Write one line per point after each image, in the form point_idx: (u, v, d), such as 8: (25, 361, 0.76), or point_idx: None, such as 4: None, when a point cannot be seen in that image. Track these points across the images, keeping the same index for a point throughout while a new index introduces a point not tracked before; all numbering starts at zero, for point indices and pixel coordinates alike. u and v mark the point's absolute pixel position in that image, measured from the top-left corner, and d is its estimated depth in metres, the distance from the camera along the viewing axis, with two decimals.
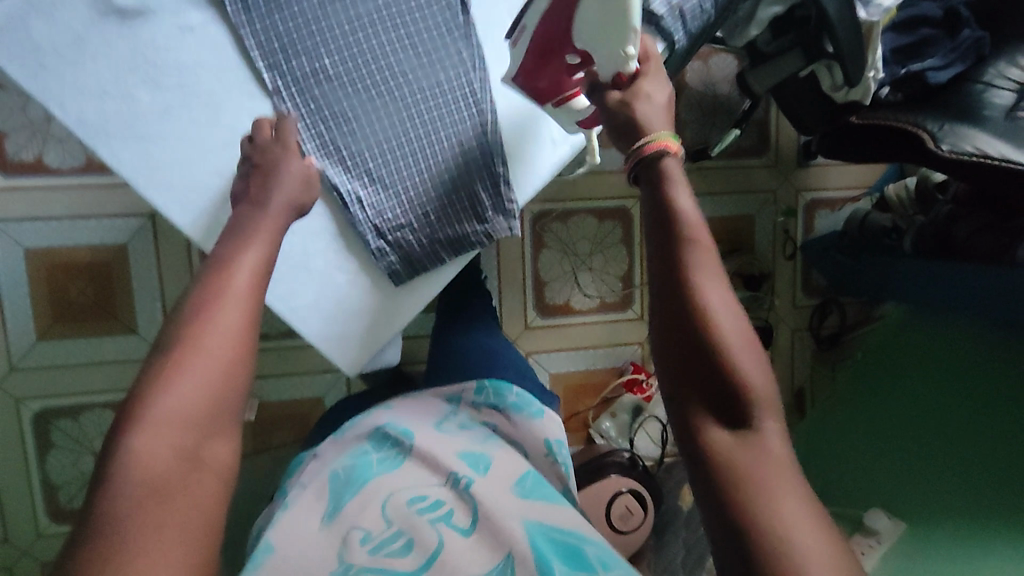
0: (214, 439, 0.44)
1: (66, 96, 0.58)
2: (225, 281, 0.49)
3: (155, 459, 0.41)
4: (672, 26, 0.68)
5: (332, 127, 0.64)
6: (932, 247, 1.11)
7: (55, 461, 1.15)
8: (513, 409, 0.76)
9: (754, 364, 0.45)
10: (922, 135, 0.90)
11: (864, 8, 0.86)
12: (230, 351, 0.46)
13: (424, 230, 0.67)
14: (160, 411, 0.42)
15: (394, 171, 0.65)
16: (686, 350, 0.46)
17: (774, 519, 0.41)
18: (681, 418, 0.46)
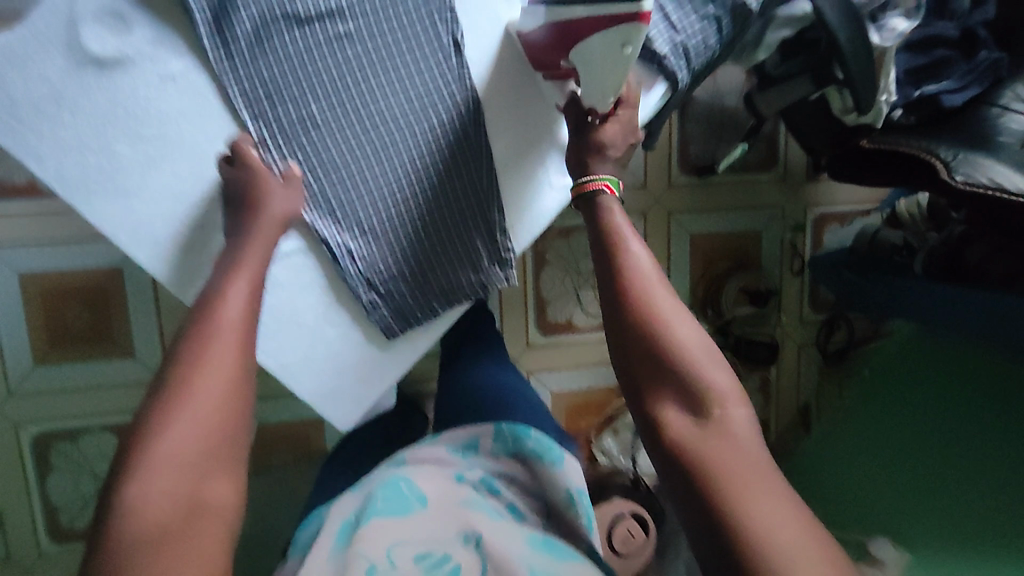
0: (217, 478, 0.46)
1: (46, 154, 0.56)
2: (218, 317, 0.51)
3: (165, 503, 0.44)
4: (676, 66, 0.65)
5: (321, 177, 0.62)
6: (942, 270, 1.08)
7: (55, 484, 1.14)
8: (534, 458, 0.74)
9: (702, 358, 0.51)
10: (934, 163, 0.86)
11: (878, 33, 0.82)
12: (224, 391, 0.48)
13: (417, 281, 0.66)
14: (160, 455, 0.45)
15: (387, 221, 0.64)
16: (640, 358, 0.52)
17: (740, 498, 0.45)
18: (645, 422, 0.51)
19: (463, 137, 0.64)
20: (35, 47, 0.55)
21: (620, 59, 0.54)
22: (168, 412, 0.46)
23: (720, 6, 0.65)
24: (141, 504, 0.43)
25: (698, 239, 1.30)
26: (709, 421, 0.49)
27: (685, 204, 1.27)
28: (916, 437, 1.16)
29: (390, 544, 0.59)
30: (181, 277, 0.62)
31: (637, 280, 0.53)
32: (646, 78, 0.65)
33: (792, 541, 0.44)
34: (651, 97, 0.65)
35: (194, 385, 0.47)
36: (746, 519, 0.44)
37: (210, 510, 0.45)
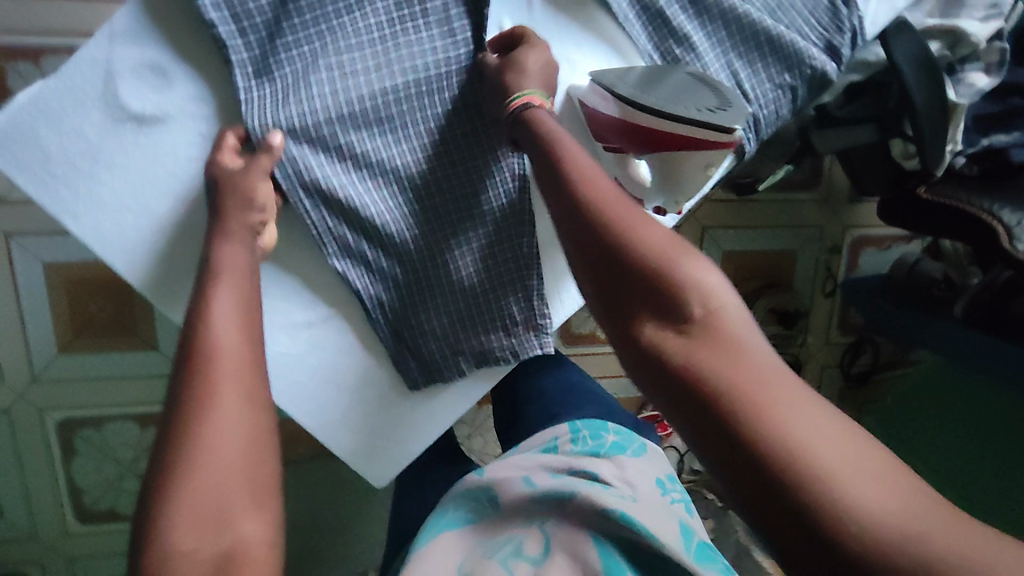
0: (246, 514, 0.40)
1: (82, 209, 0.54)
2: (212, 340, 0.46)
3: (199, 553, 0.37)
4: (746, 139, 0.61)
5: (355, 228, 0.60)
6: (985, 321, 1.04)
7: (80, 467, 1.17)
8: (614, 449, 0.63)
9: (671, 246, 0.40)
10: (994, 225, 0.83)
11: (954, 86, 0.78)
12: (242, 423, 0.43)
13: (447, 338, 0.63)
14: (184, 502, 0.39)
15: (420, 278, 0.62)
16: (599, 277, 0.42)
17: (748, 392, 0.34)
18: (627, 350, 0.40)
19: (510, 201, 0.62)
20: (71, 99, 0.52)
21: (701, 173, 0.54)
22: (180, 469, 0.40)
23: (798, 75, 0.62)
24: (169, 564, 0.37)
25: (731, 256, 1.27)
26: (697, 328, 0.38)
27: (722, 217, 1.24)
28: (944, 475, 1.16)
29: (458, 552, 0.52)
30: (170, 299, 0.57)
31: (586, 182, 0.45)
32: None
33: (831, 449, 0.32)
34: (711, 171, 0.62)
35: (208, 420, 0.42)
36: (760, 418, 0.33)
37: (244, 558, 0.39)
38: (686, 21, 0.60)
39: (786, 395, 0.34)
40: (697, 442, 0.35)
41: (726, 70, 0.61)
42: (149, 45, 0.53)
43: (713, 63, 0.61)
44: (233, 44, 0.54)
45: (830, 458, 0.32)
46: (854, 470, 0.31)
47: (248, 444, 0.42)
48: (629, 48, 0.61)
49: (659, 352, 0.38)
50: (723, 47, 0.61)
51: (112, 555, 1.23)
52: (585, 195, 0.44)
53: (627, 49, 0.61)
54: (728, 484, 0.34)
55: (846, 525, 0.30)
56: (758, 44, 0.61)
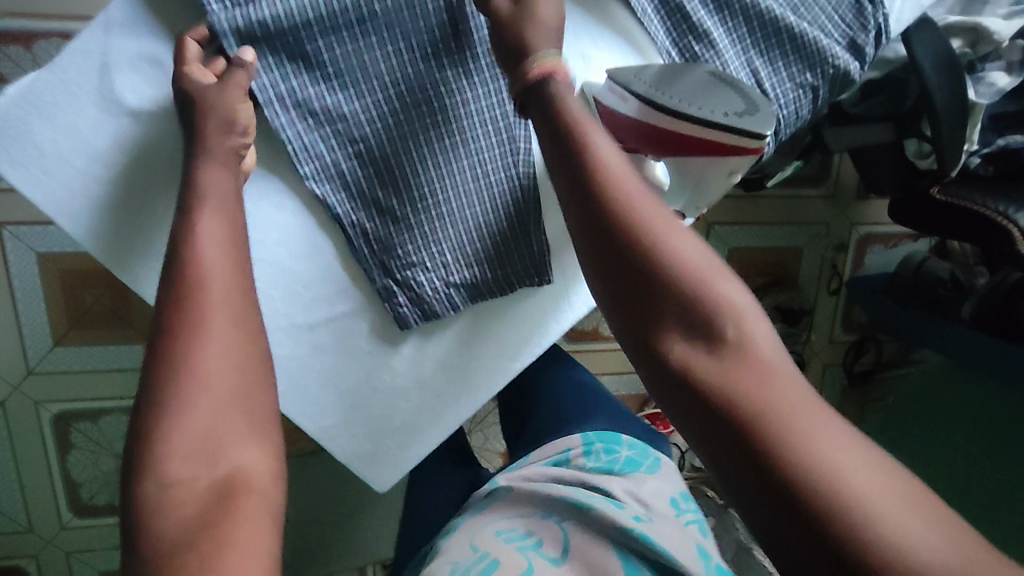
0: (239, 445, 0.38)
1: (77, 207, 0.51)
2: (198, 266, 0.42)
3: (187, 494, 0.35)
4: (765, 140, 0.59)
5: (334, 146, 0.54)
6: (992, 323, 1.03)
7: (76, 461, 1.15)
8: (627, 462, 0.62)
9: (701, 268, 0.40)
10: (1008, 227, 0.81)
11: (974, 85, 0.76)
12: (232, 350, 0.40)
13: (437, 271, 0.58)
14: (177, 429, 0.36)
15: (408, 207, 0.57)
16: (626, 293, 0.41)
17: (782, 422, 0.35)
18: (652, 368, 0.39)
19: (506, 120, 0.57)
20: (67, 91, 0.50)
21: (723, 178, 0.55)
22: (166, 400, 0.37)
23: (820, 75, 0.60)
24: (163, 494, 0.35)
25: (737, 253, 1.25)
26: (729, 353, 0.38)
27: (729, 213, 1.22)
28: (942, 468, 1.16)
29: (473, 538, 0.53)
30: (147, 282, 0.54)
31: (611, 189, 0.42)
32: None
33: (870, 483, 0.33)
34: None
35: (197, 344, 0.39)
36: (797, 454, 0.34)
37: (241, 485, 0.36)
38: (706, 17, 0.59)
39: (818, 430, 0.35)
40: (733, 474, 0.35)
41: (746, 69, 0.59)
42: (146, 37, 0.51)
43: (733, 61, 0.59)
44: (228, 17, 0.50)
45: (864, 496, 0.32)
46: (887, 507, 0.32)
47: (241, 373, 0.40)
48: (646, 42, 0.59)
49: (692, 376, 0.38)
50: (743, 45, 0.59)
51: (108, 549, 1.21)
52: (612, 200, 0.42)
53: (644, 44, 0.59)
54: (755, 511, 0.34)
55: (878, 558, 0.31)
56: (780, 41, 0.59)
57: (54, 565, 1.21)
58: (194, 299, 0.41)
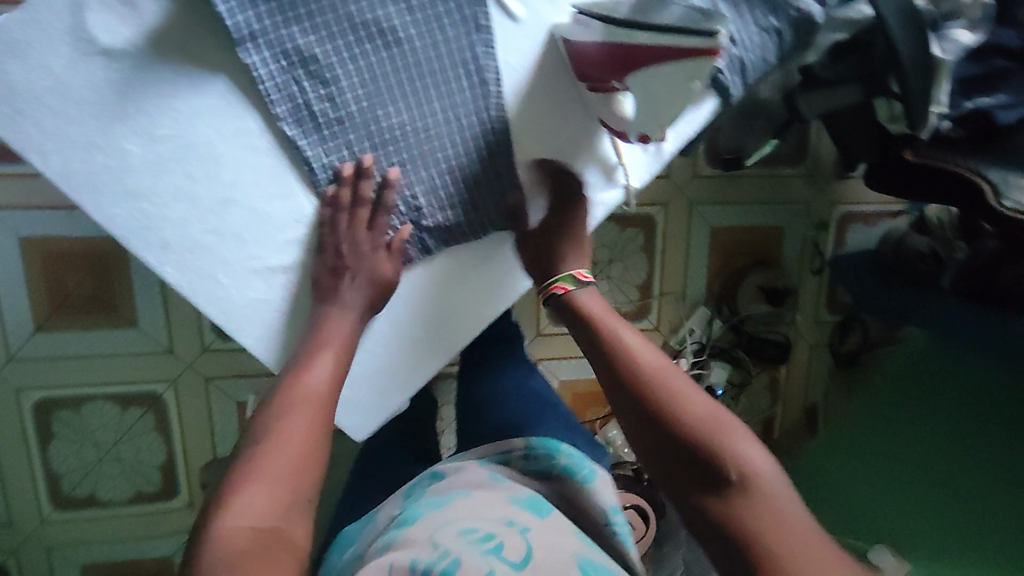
0: (293, 520, 0.51)
1: (51, 150, 0.52)
2: (305, 386, 0.56)
3: (238, 535, 0.47)
4: (731, 81, 0.60)
5: (306, 87, 0.55)
6: (971, 290, 1.03)
7: (58, 451, 1.14)
8: (568, 471, 0.73)
9: (705, 421, 0.57)
10: (981, 184, 0.83)
11: (939, 43, 0.78)
12: (304, 448, 0.54)
13: (409, 213, 0.60)
14: (255, 493, 0.50)
15: (378, 150, 0.57)
16: (654, 450, 0.58)
17: (760, 520, 0.51)
18: (676, 497, 0.57)
19: (476, 63, 0.58)
20: (37, 31, 0.49)
21: (683, 92, 0.52)
22: (252, 473, 0.51)
23: (782, 19, 0.61)
24: (229, 531, 0.47)
25: (718, 233, 1.26)
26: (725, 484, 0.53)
27: (709, 192, 1.23)
28: (921, 441, 1.13)
29: (432, 535, 0.59)
30: (134, 233, 0.54)
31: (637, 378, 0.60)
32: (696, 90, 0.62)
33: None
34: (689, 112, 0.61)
35: (283, 435, 0.54)
36: (780, 551, 0.49)
37: (286, 542, 0.49)
38: None
39: (788, 524, 0.51)
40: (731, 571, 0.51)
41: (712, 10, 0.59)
42: None
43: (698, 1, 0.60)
44: None
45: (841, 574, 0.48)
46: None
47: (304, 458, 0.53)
48: None
49: (697, 506, 0.54)
50: None
51: (90, 544, 1.19)
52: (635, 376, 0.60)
53: None
54: None
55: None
56: None
57: (33, 562, 1.19)
58: (296, 401, 0.55)
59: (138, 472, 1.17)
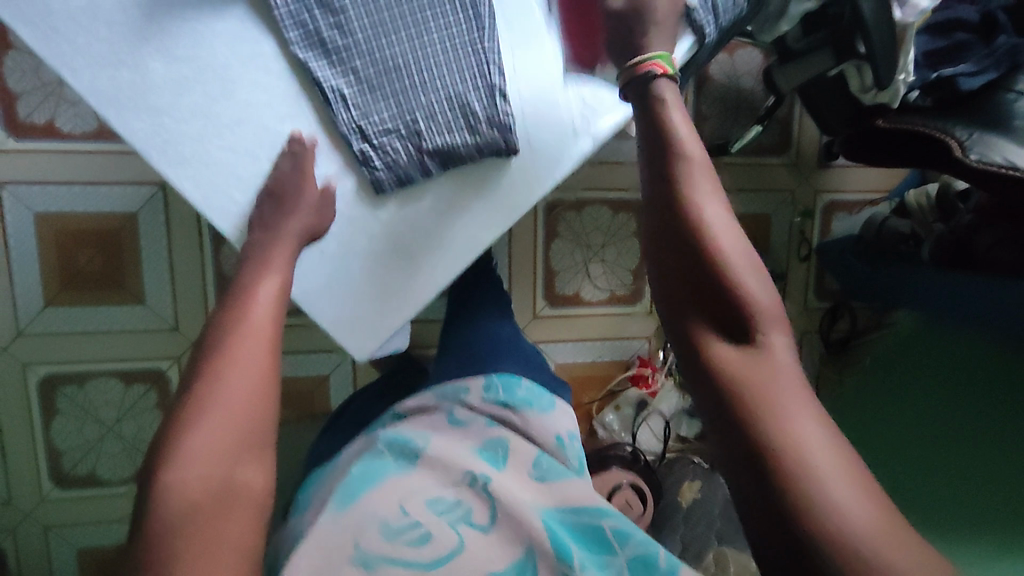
0: (248, 465, 0.47)
1: (80, 66, 0.56)
2: (243, 323, 0.52)
3: (188, 488, 0.44)
4: (705, 20, 0.66)
5: (317, 16, 0.60)
6: (950, 260, 1.06)
7: (60, 427, 1.16)
8: (525, 405, 0.69)
9: (748, 267, 0.43)
10: (948, 142, 0.88)
11: (899, 9, 0.83)
12: (247, 389, 0.49)
13: (410, 138, 0.64)
14: (192, 447, 0.45)
15: (382, 77, 0.62)
16: (679, 278, 0.45)
17: (771, 402, 0.39)
18: (684, 340, 0.45)
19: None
20: None
21: None
22: (190, 419, 0.46)
23: None
24: (172, 490, 0.44)
25: None
26: (750, 342, 0.42)
27: None
28: (923, 404, 1.17)
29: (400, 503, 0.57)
30: (153, 148, 0.58)
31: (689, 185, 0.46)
32: None
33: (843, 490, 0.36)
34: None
35: (220, 377, 0.48)
36: (793, 434, 0.38)
37: (241, 490, 0.46)
38: None
39: (802, 415, 0.39)
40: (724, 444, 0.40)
41: None
42: None
43: None
44: None
45: (843, 492, 0.36)
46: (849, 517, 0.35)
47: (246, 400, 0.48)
48: None
49: (706, 357, 0.43)
50: None
51: (89, 523, 1.20)
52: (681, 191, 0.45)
53: None
54: (736, 486, 0.39)
55: (824, 523, 0.35)
56: None
57: (31, 541, 1.19)
58: (235, 339, 0.51)
59: (138, 450, 1.19)
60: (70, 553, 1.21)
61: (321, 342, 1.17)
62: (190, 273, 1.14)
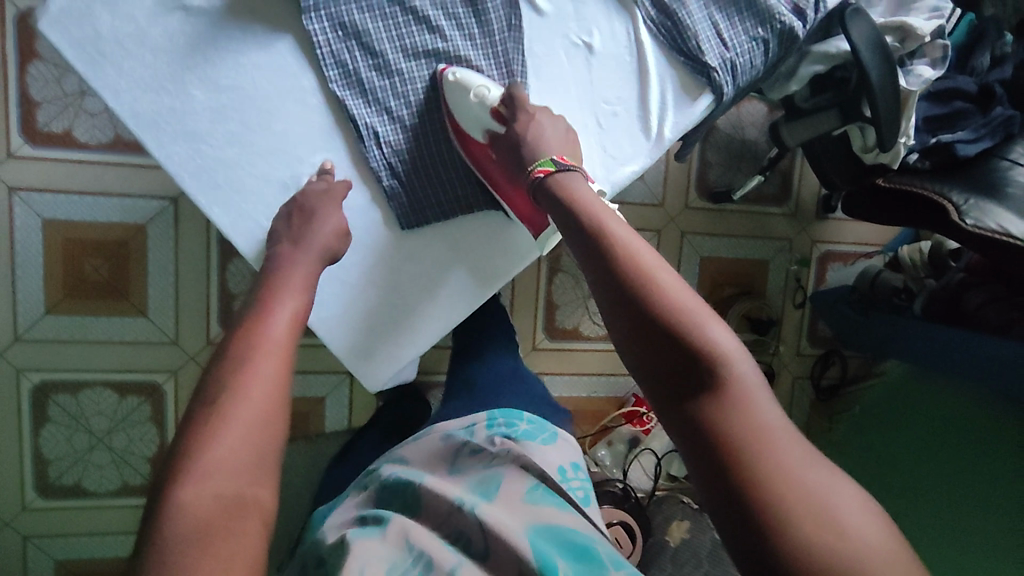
0: (262, 485, 0.46)
1: (122, 88, 0.58)
2: (264, 339, 0.52)
3: (200, 503, 0.43)
4: (724, 81, 0.70)
5: (357, 57, 0.63)
6: (943, 315, 1.10)
7: (50, 435, 1.14)
8: (525, 437, 0.73)
9: (703, 318, 0.48)
10: (947, 206, 0.91)
11: (905, 77, 0.88)
12: (267, 407, 0.48)
13: (434, 178, 0.67)
14: (211, 461, 0.45)
15: (416, 121, 0.66)
16: (641, 343, 0.48)
17: (751, 441, 0.42)
18: (658, 399, 0.47)
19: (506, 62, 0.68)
20: None
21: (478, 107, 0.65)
22: (208, 434, 0.46)
23: (770, 31, 0.71)
24: (183, 506, 0.42)
25: (708, 263, 1.33)
26: (719, 388, 0.45)
27: (699, 223, 1.31)
28: (913, 453, 1.19)
29: (405, 536, 0.58)
30: (184, 171, 0.60)
31: (634, 261, 0.51)
32: (693, 90, 0.71)
33: (833, 511, 0.40)
34: (645, 45, 0.69)
35: (242, 392, 0.48)
36: (774, 468, 0.41)
37: (253, 505, 0.44)
38: None
39: (780, 447, 0.42)
40: (715, 496, 0.42)
41: (709, 21, 0.70)
42: None
43: (698, 13, 0.70)
44: None
45: (832, 534, 0.39)
46: (842, 539, 0.39)
47: (263, 420, 0.48)
48: (642, 14, 0.70)
49: (681, 413, 0.45)
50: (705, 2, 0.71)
51: (71, 535, 1.18)
52: (629, 266, 0.51)
53: (640, 13, 0.70)
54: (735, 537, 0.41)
55: (823, 547, 0.38)
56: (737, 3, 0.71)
57: (7, 551, 1.17)
58: (257, 355, 0.51)
59: (127, 462, 1.18)
60: (48, 564, 1.19)
61: (320, 363, 1.17)
62: (195, 287, 1.14)
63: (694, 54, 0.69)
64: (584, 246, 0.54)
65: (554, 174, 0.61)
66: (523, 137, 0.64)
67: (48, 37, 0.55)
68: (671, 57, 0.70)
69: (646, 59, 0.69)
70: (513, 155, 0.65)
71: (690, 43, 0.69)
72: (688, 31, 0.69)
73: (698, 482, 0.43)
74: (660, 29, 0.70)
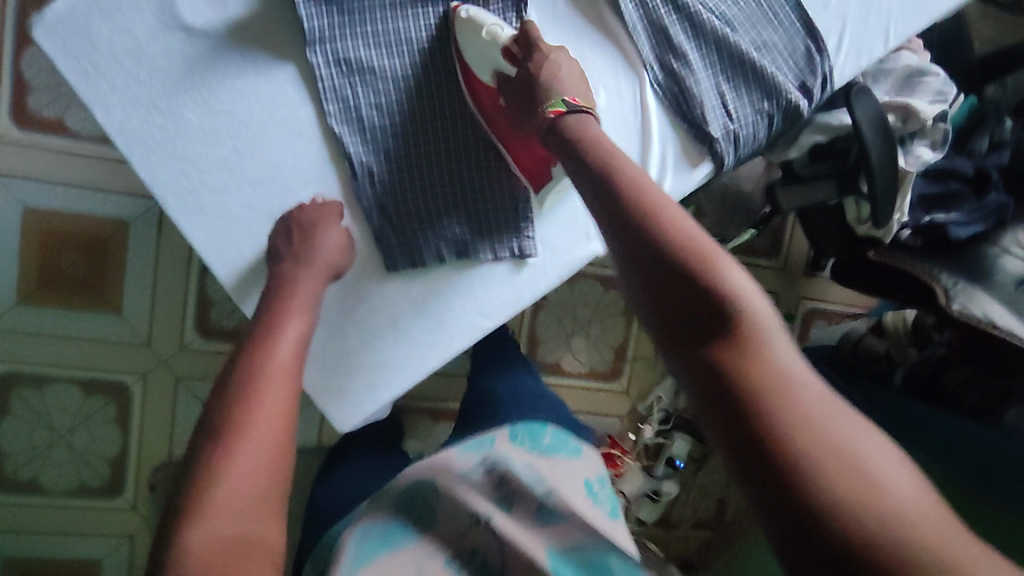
0: (273, 526, 0.44)
1: (115, 103, 0.56)
2: (271, 368, 0.50)
3: (208, 543, 0.41)
4: (726, 151, 0.70)
5: (360, 94, 0.62)
6: (920, 389, 1.09)
7: (9, 428, 1.11)
8: (549, 454, 0.74)
9: (717, 263, 0.47)
10: (935, 288, 0.90)
11: (905, 156, 0.88)
12: (276, 442, 0.46)
13: (423, 219, 0.65)
14: (219, 498, 0.43)
15: (413, 162, 0.64)
16: (654, 286, 0.47)
17: (769, 383, 0.41)
18: (671, 344, 0.46)
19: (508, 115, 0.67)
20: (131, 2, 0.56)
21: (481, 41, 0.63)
22: (213, 469, 0.44)
23: (776, 105, 0.72)
24: (190, 547, 0.40)
25: None
26: (734, 333, 0.44)
27: None
28: None
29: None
30: (169, 192, 0.58)
31: (647, 202, 0.50)
32: (694, 157, 0.70)
33: (857, 452, 0.39)
34: (649, 108, 0.69)
35: (249, 425, 0.46)
36: (794, 408, 0.40)
37: (260, 546, 0.43)
38: (686, 42, 0.70)
39: (797, 388, 0.41)
40: (733, 443, 0.40)
41: (716, 89, 0.70)
42: None
43: (706, 80, 0.70)
44: None
45: (858, 474, 0.38)
46: (868, 483, 0.38)
47: (269, 458, 0.46)
48: (649, 75, 0.70)
49: (696, 358, 0.44)
50: (715, 70, 0.71)
51: (22, 532, 1.15)
52: (641, 205, 0.50)
53: (647, 74, 0.69)
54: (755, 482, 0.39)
55: (850, 488, 0.37)
56: (744, 73, 0.71)
57: None
58: (265, 383, 0.49)
59: (86, 461, 1.14)
60: None
61: None
62: (173, 289, 1.12)
63: (698, 121, 0.69)
64: (597, 186, 0.53)
65: (563, 116, 0.59)
66: (536, 78, 0.61)
67: (40, 45, 0.54)
68: (676, 121, 0.70)
69: (649, 120, 0.69)
70: (520, 96, 0.62)
71: (696, 110, 0.69)
72: (694, 98, 0.69)
73: (713, 428, 0.42)
74: (666, 93, 0.69)
